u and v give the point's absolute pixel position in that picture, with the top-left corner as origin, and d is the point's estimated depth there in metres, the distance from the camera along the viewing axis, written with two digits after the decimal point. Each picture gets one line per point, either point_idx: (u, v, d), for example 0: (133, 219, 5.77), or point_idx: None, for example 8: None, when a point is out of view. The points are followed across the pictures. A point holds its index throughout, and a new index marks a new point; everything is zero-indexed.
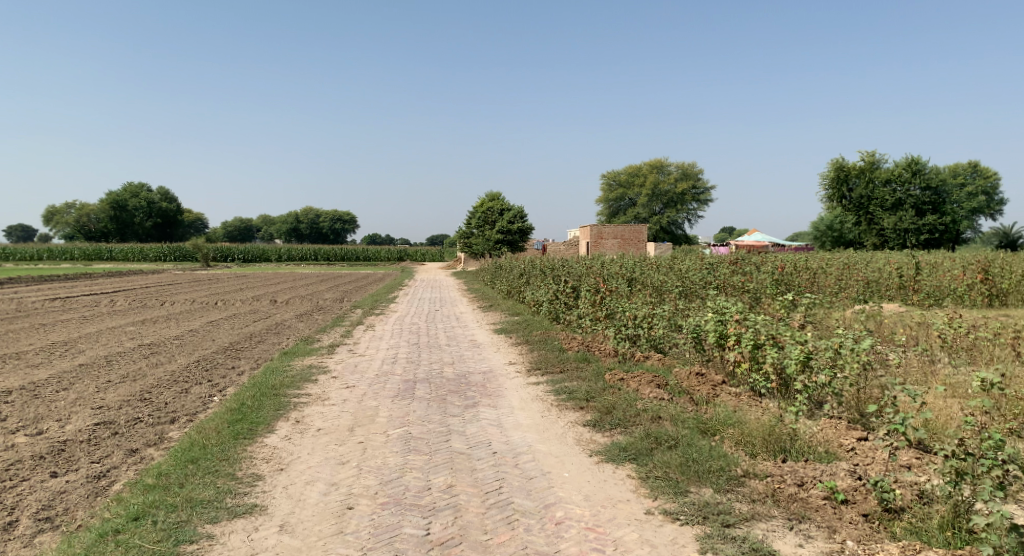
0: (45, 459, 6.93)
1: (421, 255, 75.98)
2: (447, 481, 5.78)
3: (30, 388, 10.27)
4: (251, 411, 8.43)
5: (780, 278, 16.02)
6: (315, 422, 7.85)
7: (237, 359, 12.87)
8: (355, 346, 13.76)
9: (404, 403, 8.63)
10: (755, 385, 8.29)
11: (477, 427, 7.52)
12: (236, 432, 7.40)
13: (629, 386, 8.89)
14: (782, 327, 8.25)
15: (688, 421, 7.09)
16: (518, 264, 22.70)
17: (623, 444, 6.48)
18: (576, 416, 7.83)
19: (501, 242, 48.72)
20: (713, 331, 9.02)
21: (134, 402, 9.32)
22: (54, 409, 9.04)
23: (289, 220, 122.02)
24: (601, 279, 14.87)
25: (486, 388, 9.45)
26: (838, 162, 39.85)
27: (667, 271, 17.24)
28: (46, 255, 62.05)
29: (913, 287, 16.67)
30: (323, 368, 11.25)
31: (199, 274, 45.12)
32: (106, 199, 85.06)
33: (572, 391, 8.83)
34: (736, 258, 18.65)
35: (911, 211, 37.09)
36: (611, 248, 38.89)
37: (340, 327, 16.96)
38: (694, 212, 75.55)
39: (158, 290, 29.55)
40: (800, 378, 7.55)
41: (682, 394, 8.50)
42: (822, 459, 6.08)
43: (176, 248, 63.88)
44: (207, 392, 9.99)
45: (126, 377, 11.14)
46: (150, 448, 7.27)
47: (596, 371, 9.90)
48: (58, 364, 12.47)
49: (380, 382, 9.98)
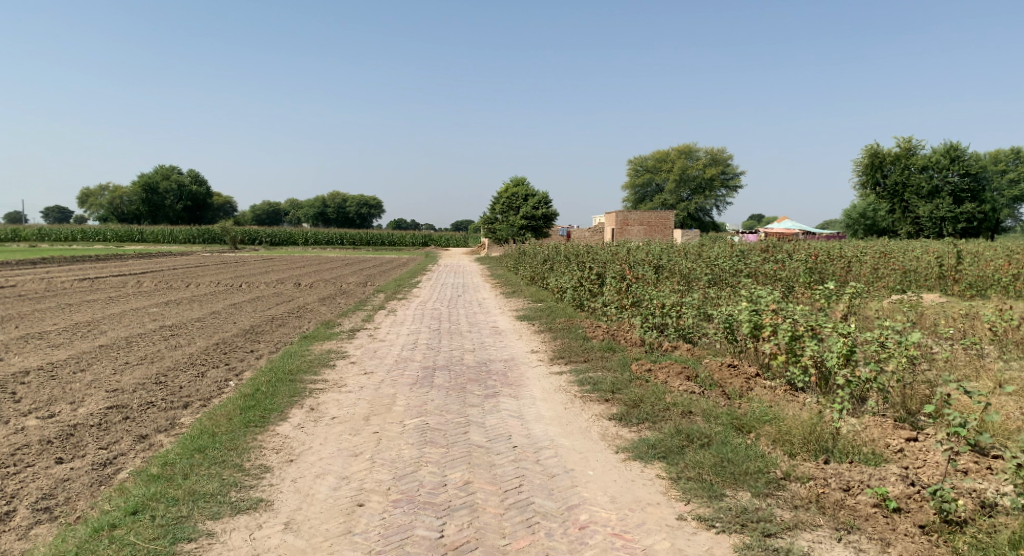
0: (52, 444, 6.71)
1: (445, 240, 75.78)
2: (464, 478, 5.44)
3: (47, 369, 10.11)
4: (266, 397, 8.17)
5: (813, 266, 15.47)
6: (330, 411, 7.55)
7: (256, 342, 12.65)
8: (376, 331, 13.48)
9: (422, 392, 8.32)
10: (792, 378, 7.84)
11: (497, 418, 7.17)
12: (247, 420, 7.13)
13: (657, 378, 8.48)
14: (823, 318, 7.78)
15: (722, 416, 6.66)
16: (542, 250, 22.28)
17: (652, 441, 6.09)
18: (601, 409, 7.45)
19: (526, 228, 48.30)
20: (747, 321, 8.56)
21: (149, 385, 9.12)
22: (68, 391, 8.87)
23: (315, 205, 122.68)
24: (627, 266, 14.44)
25: (508, 377, 9.10)
26: (872, 149, 38.72)
27: (695, 258, 16.71)
28: (79, 235, 63.08)
29: (953, 277, 15.96)
30: (342, 353, 10.98)
31: (228, 255, 45.50)
32: (138, 181, 86.07)
33: (597, 382, 8.45)
34: (767, 245, 18.04)
35: (948, 199, 36.01)
36: (637, 234, 38.31)
37: (361, 311, 16.71)
38: (722, 199, 74.28)
39: (184, 271, 29.60)
40: (841, 372, 7.08)
41: (714, 388, 8.08)
42: (868, 460, 5.63)
43: (204, 231, 64.24)
44: (224, 376, 9.75)
45: (143, 359, 10.96)
46: (161, 434, 7.03)
47: (622, 361, 9.49)
48: (78, 345, 12.37)
49: (398, 369, 9.69)
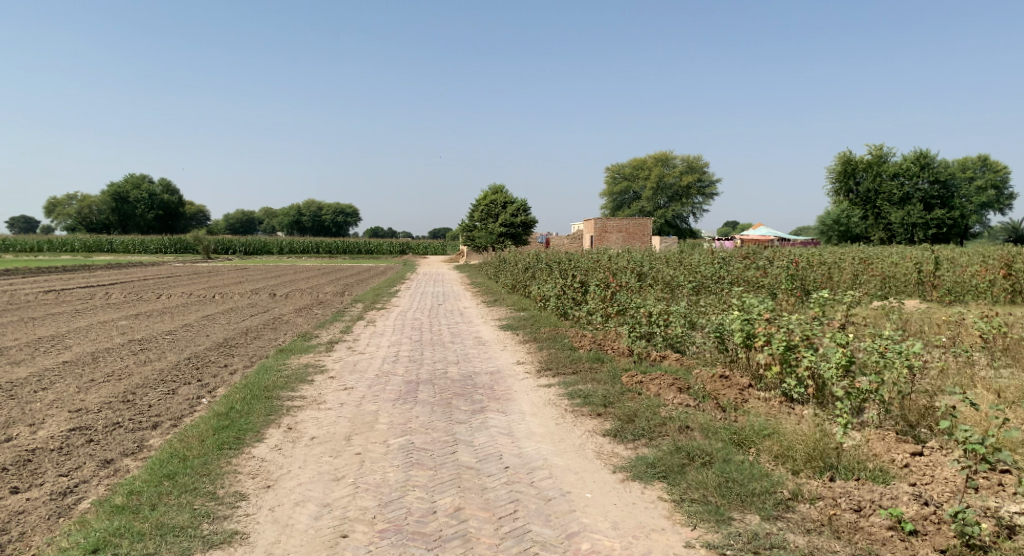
0: (8, 472, 6.26)
1: (423, 248, 75.29)
2: (455, 503, 5.12)
3: (7, 388, 9.59)
4: (240, 415, 7.75)
5: (795, 272, 15.35)
6: (309, 430, 7.17)
7: (230, 356, 12.17)
8: (355, 343, 13.09)
9: (406, 408, 7.97)
10: (788, 390, 7.58)
11: (487, 436, 6.84)
12: (221, 442, 6.72)
13: (649, 390, 8.20)
14: (819, 327, 7.53)
15: (720, 432, 6.39)
16: (523, 258, 22.00)
17: (650, 459, 5.80)
18: (593, 424, 7.16)
19: (504, 236, 48.09)
20: (739, 331, 8.28)
21: (115, 405, 8.65)
22: (28, 411, 8.37)
23: (291, 213, 121.57)
24: (610, 273, 14.19)
25: (495, 391, 8.78)
26: (844, 156, 39.04)
27: (677, 265, 16.53)
28: (46, 246, 61.64)
29: (932, 282, 15.92)
30: (321, 367, 10.57)
31: (200, 265, 44.60)
32: (107, 191, 84.44)
33: (587, 395, 8.16)
34: (748, 252, 17.92)
35: (919, 205, 36.42)
36: (615, 241, 38.22)
37: (339, 322, 16.28)
38: (698, 206, 74.65)
39: (156, 282, 28.85)
40: (840, 384, 6.81)
41: (707, 400, 7.81)
42: (875, 477, 5.34)
43: (176, 240, 63.03)
44: (196, 393, 9.30)
45: (111, 375, 10.46)
46: (127, 458, 6.61)
47: (612, 373, 9.21)
48: (40, 361, 11.81)
49: (380, 383, 9.31)
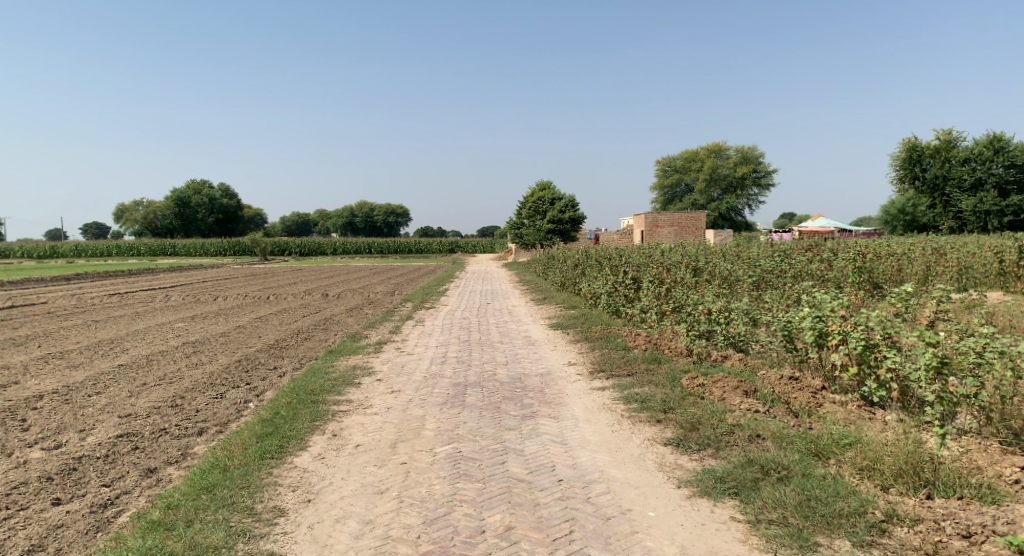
0: (52, 481, 6.13)
1: (473, 246, 74.89)
2: (506, 522, 4.77)
3: (61, 393, 9.59)
4: (285, 422, 7.50)
5: (863, 265, 14.42)
6: (354, 437, 6.88)
7: (279, 359, 12.02)
8: (403, 343, 12.81)
9: (454, 413, 7.61)
10: (868, 393, 6.94)
11: (538, 444, 6.43)
12: (263, 450, 6.47)
13: (712, 394, 7.63)
14: (901, 325, 6.85)
15: (796, 441, 5.82)
16: (573, 253, 21.47)
17: (719, 473, 5.31)
18: (653, 431, 6.68)
19: (553, 232, 47.51)
20: (810, 329, 7.64)
21: (163, 410, 8.54)
22: (79, 417, 8.32)
23: (344, 214, 123.33)
24: (664, 269, 13.59)
25: (546, 394, 8.34)
26: (910, 142, 37.47)
27: (734, 260, 15.79)
28: (113, 251, 63.72)
29: (1015, 273, 14.78)
30: (368, 369, 10.30)
31: (255, 267, 45.31)
32: (170, 196, 87.06)
33: (644, 400, 7.65)
34: (809, 243, 17.01)
35: (993, 191, 34.19)
36: (667, 235, 37.30)
37: (389, 322, 16.08)
38: (754, 198, 72.47)
39: (213, 284, 29.23)
40: (930, 389, 6.15)
41: (777, 404, 7.22)
42: (982, 496, 4.74)
43: (234, 243, 64.57)
44: (243, 398, 9.12)
45: (162, 379, 10.39)
46: (170, 467, 6.42)
47: (670, 375, 8.67)
48: (96, 365, 11.88)
49: (427, 386, 8.98)
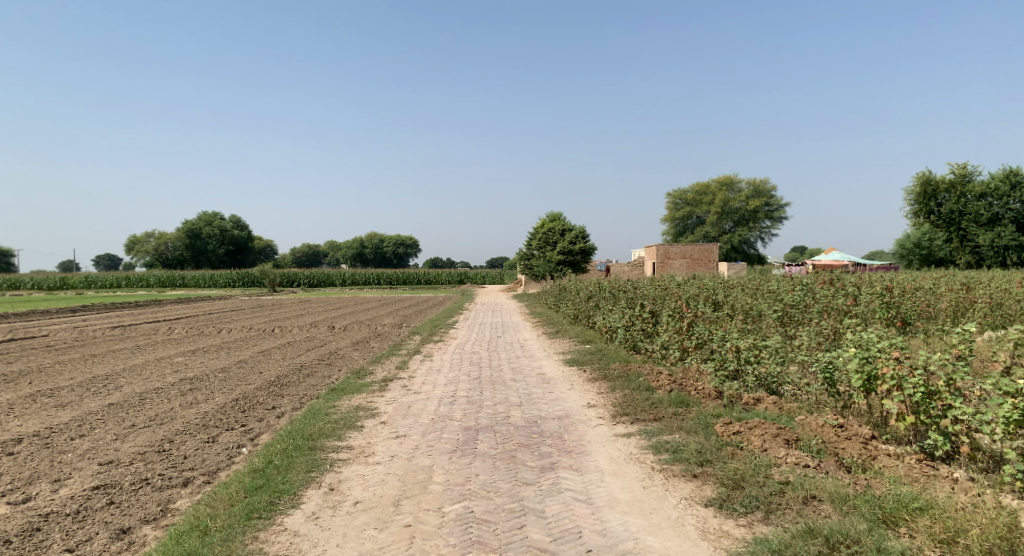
0: (11, 546, 5.44)
1: (481, 277, 74.10)
2: None
3: (43, 436, 8.89)
4: (278, 473, 6.76)
5: (890, 300, 13.67)
6: (354, 492, 6.16)
7: (279, 397, 11.28)
8: (411, 381, 12.08)
9: (465, 463, 6.85)
10: (930, 447, 6.16)
11: (561, 503, 5.69)
12: (250, 508, 5.73)
13: (752, 443, 6.82)
14: (967, 370, 6.07)
15: (859, 505, 5.06)
16: (585, 285, 20.72)
17: (775, 546, 4.65)
18: (689, 488, 5.92)
19: (563, 263, 46.82)
20: (857, 372, 6.76)
21: (149, 456, 7.81)
22: (56, 464, 7.62)
23: (353, 246, 123.20)
24: (683, 302, 12.82)
25: (565, 442, 7.58)
26: (924, 176, 37.02)
27: (755, 294, 15.02)
28: (124, 282, 63.41)
29: None
30: (373, 410, 9.57)
31: (263, 299, 44.78)
32: (182, 228, 87.09)
33: (676, 450, 6.88)
34: (830, 276, 16.20)
35: (1011, 226, 33.24)
36: (679, 268, 36.53)
37: (396, 357, 15.34)
38: (766, 231, 71.69)
39: (220, 316, 28.51)
40: (1011, 446, 5.41)
41: (825, 456, 6.41)
42: None
43: (244, 273, 64.22)
44: (236, 443, 8.37)
45: (153, 420, 9.67)
46: (145, 528, 5.70)
47: (702, 419, 7.89)
48: (86, 404, 11.18)
49: (436, 431, 8.24)
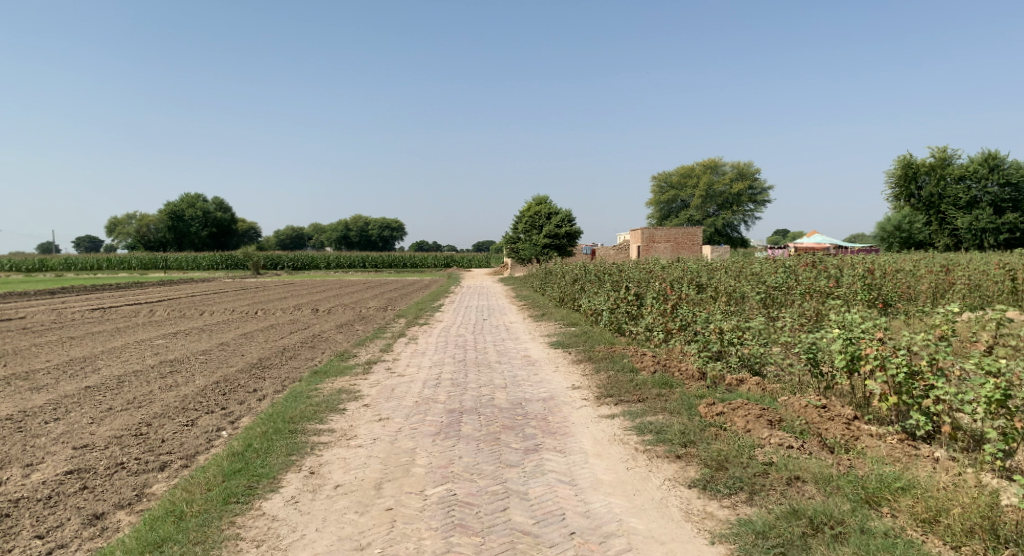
0: None
1: (467, 260, 73.94)
2: None
3: (17, 420, 8.71)
4: (257, 456, 6.65)
5: (872, 282, 13.70)
6: (334, 475, 6.07)
7: (260, 380, 11.13)
8: (394, 363, 11.98)
9: (447, 445, 6.78)
10: (912, 427, 6.17)
11: (545, 484, 5.64)
12: (228, 492, 5.63)
13: (736, 424, 6.80)
14: (950, 350, 6.05)
15: (843, 485, 5.04)
16: (570, 268, 20.65)
17: (759, 528, 4.64)
18: (674, 469, 5.88)
19: (549, 246, 46.82)
20: (841, 352, 6.74)
21: (126, 440, 7.67)
22: (30, 448, 7.46)
23: (338, 229, 122.46)
24: (667, 283, 12.77)
25: (549, 424, 7.52)
26: (905, 159, 36.91)
27: (739, 276, 15.01)
28: (105, 265, 62.58)
29: None
30: (355, 392, 9.47)
31: (246, 281, 44.35)
32: (164, 210, 86.04)
33: (660, 431, 6.84)
34: (813, 259, 16.24)
35: (988, 209, 33.53)
36: (665, 251, 36.59)
37: (379, 340, 15.23)
38: (750, 215, 72.01)
39: (202, 298, 28.18)
40: (992, 425, 5.41)
41: (808, 437, 6.39)
42: None
43: (227, 256, 63.62)
44: (215, 426, 8.24)
45: (130, 403, 9.51)
46: (119, 513, 5.58)
47: (686, 401, 7.86)
48: (62, 387, 10.98)
49: (419, 413, 8.16)
